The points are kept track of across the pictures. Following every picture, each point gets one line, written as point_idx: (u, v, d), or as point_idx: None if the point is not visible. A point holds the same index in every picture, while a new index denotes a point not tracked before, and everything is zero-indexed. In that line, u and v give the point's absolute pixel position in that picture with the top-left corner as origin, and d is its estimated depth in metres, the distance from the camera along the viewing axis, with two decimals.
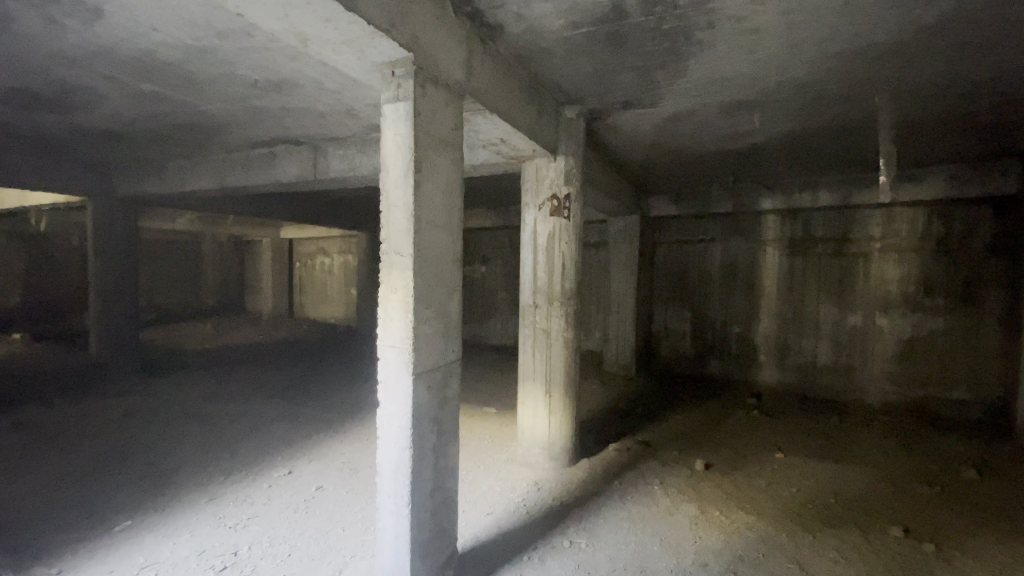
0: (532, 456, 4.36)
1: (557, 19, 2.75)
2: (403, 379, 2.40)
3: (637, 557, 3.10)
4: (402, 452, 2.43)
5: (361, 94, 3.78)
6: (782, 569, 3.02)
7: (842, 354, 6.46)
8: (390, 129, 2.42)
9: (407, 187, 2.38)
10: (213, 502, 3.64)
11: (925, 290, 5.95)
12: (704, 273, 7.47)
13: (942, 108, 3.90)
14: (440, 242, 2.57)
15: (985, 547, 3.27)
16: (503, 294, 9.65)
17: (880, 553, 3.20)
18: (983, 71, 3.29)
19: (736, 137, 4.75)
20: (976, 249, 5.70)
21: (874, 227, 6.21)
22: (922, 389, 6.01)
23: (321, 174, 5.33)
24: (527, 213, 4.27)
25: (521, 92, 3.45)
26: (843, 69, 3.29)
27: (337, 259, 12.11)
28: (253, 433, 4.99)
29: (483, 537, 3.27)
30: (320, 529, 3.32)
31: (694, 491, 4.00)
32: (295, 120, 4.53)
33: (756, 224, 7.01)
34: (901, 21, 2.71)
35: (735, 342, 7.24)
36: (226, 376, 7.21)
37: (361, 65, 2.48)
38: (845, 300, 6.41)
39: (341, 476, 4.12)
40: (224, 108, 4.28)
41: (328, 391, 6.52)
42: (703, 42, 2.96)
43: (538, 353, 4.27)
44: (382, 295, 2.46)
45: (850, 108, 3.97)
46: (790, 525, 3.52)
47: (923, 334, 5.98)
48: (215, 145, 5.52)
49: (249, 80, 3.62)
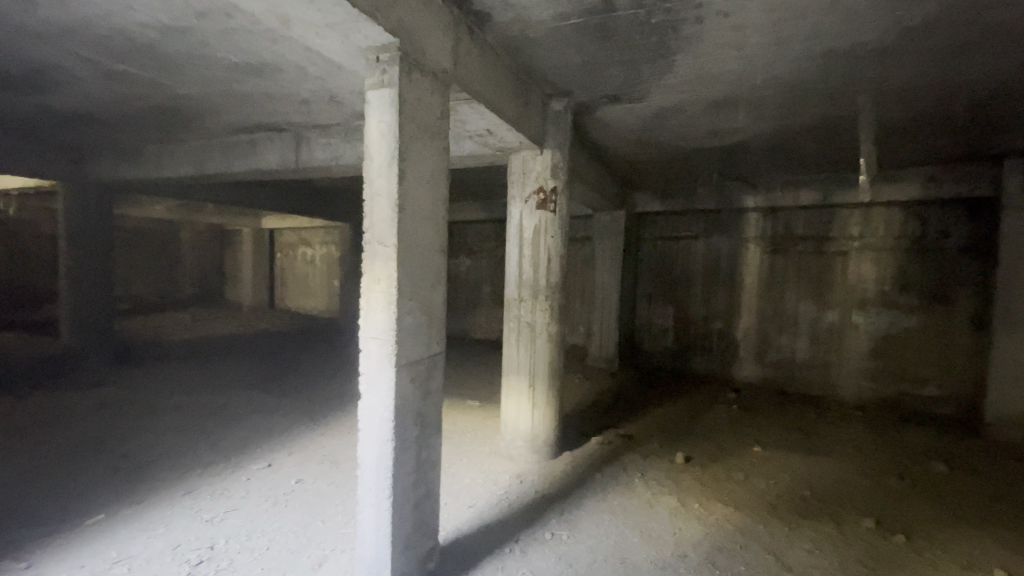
0: (514, 449, 4.37)
1: (546, 9, 2.72)
2: (385, 371, 2.37)
3: (618, 549, 3.13)
4: (384, 444, 2.40)
5: (346, 81, 3.71)
6: (759, 559, 3.08)
7: (820, 350, 6.60)
8: (374, 117, 2.37)
9: (391, 176, 2.34)
10: (190, 494, 3.58)
11: (900, 289, 6.10)
12: (687, 270, 7.55)
13: (922, 110, 3.97)
14: (425, 233, 2.54)
15: (954, 539, 3.37)
16: (488, 289, 9.64)
17: (854, 544, 3.29)
18: (963, 74, 3.35)
19: (722, 134, 4.78)
20: (950, 249, 5.85)
21: (853, 226, 6.34)
22: (896, 385, 6.16)
23: (303, 162, 5.24)
24: (513, 206, 4.25)
25: (508, 83, 3.42)
26: (827, 69, 3.33)
27: (319, 249, 11.94)
28: (230, 425, 4.90)
29: (465, 530, 3.26)
30: (300, 522, 3.28)
31: (674, 483, 4.06)
32: (277, 106, 4.43)
33: (739, 222, 7.10)
34: (884, 22, 2.74)
35: (716, 338, 7.34)
36: (204, 367, 7.07)
37: (345, 50, 2.42)
38: (824, 298, 6.54)
39: (322, 469, 4.07)
40: (203, 91, 4.16)
41: (309, 384, 6.43)
42: (691, 37, 2.96)
43: (522, 346, 4.26)
44: (365, 286, 2.42)
45: (833, 108, 4.02)
46: (767, 517, 3.59)
47: (897, 332, 6.13)
48: (194, 130, 5.38)
49: (230, 63, 3.53)
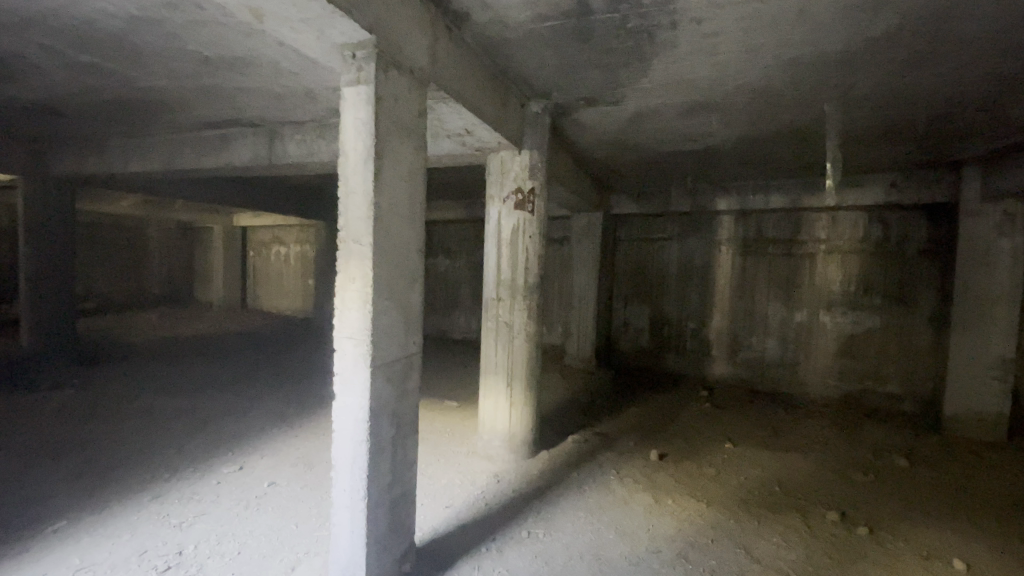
0: (492, 449, 4.37)
1: (524, 10, 2.74)
2: (359, 371, 2.35)
3: (593, 546, 3.16)
4: (358, 445, 2.38)
5: (321, 78, 3.66)
6: (729, 553, 3.16)
7: (789, 350, 6.79)
8: (350, 114, 2.35)
9: (367, 174, 2.32)
10: (157, 500, 3.47)
11: (864, 290, 6.33)
12: (662, 270, 7.68)
13: (885, 118, 4.13)
14: (401, 231, 2.52)
15: (914, 530, 3.52)
16: (467, 289, 9.62)
17: (820, 537, 3.40)
18: (922, 85, 3.49)
19: (695, 138, 4.88)
20: (911, 252, 6.10)
21: (821, 229, 6.54)
22: (860, 383, 6.39)
23: (277, 159, 5.14)
24: (491, 206, 4.26)
25: (486, 83, 3.42)
26: (795, 77, 3.44)
27: (293, 248, 11.71)
28: (200, 428, 4.76)
29: (442, 530, 3.26)
30: (273, 525, 3.22)
31: (648, 480, 4.12)
32: (249, 101, 4.33)
33: (712, 224, 7.25)
34: (850, 33, 2.84)
35: (690, 337, 7.48)
36: (173, 368, 6.87)
37: (321, 46, 2.39)
38: (792, 299, 6.74)
39: (295, 471, 4.00)
40: (173, 85, 4.05)
41: (283, 385, 6.31)
42: (666, 42, 3.02)
43: (500, 345, 4.27)
44: (339, 285, 2.39)
45: (801, 115, 4.15)
46: (738, 512, 3.68)
47: (862, 331, 6.36)
48: (162, 123, 5.22)
49: (201, 56, 3.44)
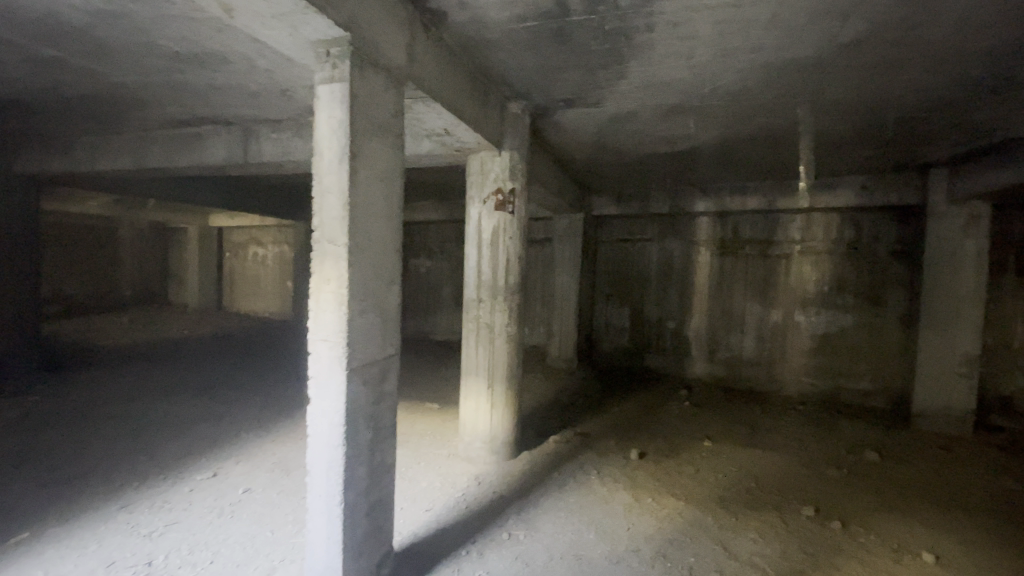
0: (473, 451, 4.35)
1: (502, 10, 2.73)
2: (335, 374, 2.31)
3: (573, 546, 3.17)
4: (334, 450, 2.34)
5: (297, 75, 3.60)
6: (708, 550, 3.19)
7: (765, 348, 6.91)
8: (324, 112, 2.31)
9: (342, 173, 2.28)
10: (126, 509, 3.35)
11: (837, 290, 6.49)
12: (642, 271, 7.74)
13: (857, 122, 4.23)
14: (378, 232, 2.49)
15: (885, 524, 3.60)
16: (448, 290, 9.57)
17: (795, 532, 3.46)
18: (891, 90, 3.59)
19: (673, 140, 4.94)
20: (882, 253, 6.27)
21: (795, 231, 6.68)
22: (834, 381, 6.55)
23: (252, 158, 5.04)
24: (471, 206, 4.24)
25: (465, 83, 3.40)
26: (769, 81, 3.51)
27: (271, 249, 11.50)
28: (172, 434, 4.63)
29: (421, 534, 3.22)
30: (247, 533, 3.14)
31: (628, 480, 4.14)
32: (222, 98, 4.23)
33: (690, 225, 7.35)
34: (821, 38, 2.90)
35: (669, 337, 7.56)
36: (146, 372, 6.68)
37: (294, 42, 2.34)
38: (768, 298, 6.86)
39: (271, 477, 3.91)
40: (142, 81, 3.94)
41: (259, 389, 6.17)
42: (643, 44, 3.04)
43: (481, 347, 4.25)
44: (314, 286, 2.35)
45: (776, 118, 4.23)
46: (716, 509, 3.73)
47: (835, 330, 6.52)
48: (132, 121, 5.07)
49: (171, 52, 3.35)
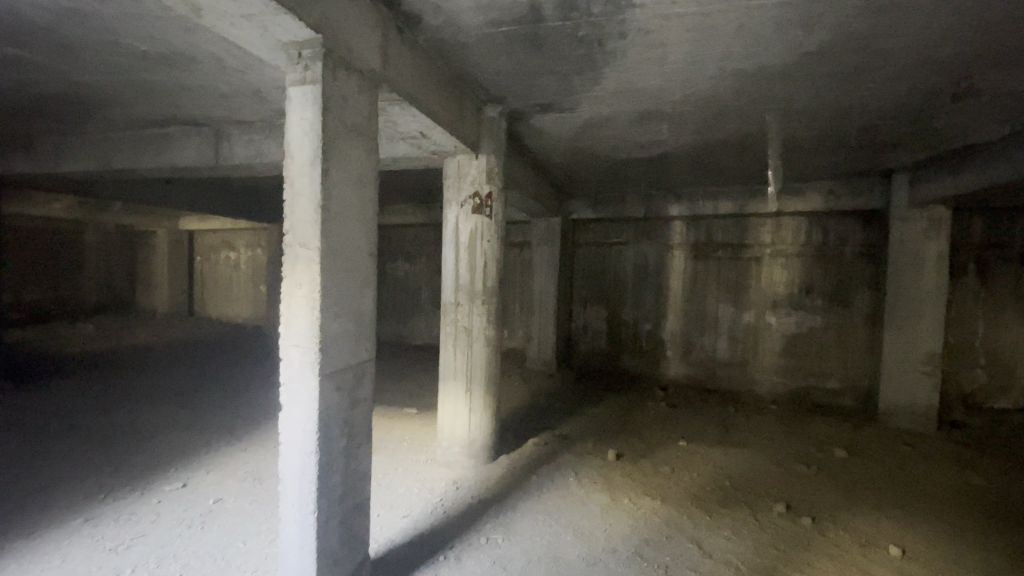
0: (451, 455, 4.32)
1: (476, 15, 2.75)
2: (307, 381, 2.27)
3: (551, 548, 3.17)
4: (307, 457, 2.30)
5: (269, 76, 3.55)
6: (683, 549, 3.23)
7: (738, 349, 7.06)
8: (296, 114, 2.28)
9: (314, 175, 2.25)
10: (90, 522, 3.23)
11: (806, 292, 6.67)
12: (619, 274, 7.83)
13: (822, 129, 4.37)
14: (352, 235, 2.46)
15: (853, 518, 3.71)
16: (427, 293, 9.51)
17: (767, 529, 3.53)
18: (855, 97, 3.71)
19: (647, 145, 5.02)
20: (848, 255, 6.48)
21: (766, 234, 6.86)
22: (805, 380, 6.73)
23: (223, 160, 4.94)
24: (448, 210, 4.23)
25: (441, 87, 3.40)
26: (739, 88, 3.60)
27: (244, 253, 11.26)
28: (140, 444, 4.48)
29: (399, 540, 3.18)
30: (218, 545, 3.06)
31: (605, 480, 4.18)
32: (191, 99, 4.13)
33: (665, 229, 7.47)
34: (787, 47, 3.00)
35: (646, 339, 7.65)
36: (112, 380, 6.46)
37: (264, 43, 2.31)
38: (741, 301, 7.01)
39: (243, 486, 3.82)
40: (109, 81, 3.83)
41: (231, 396, 6.02)
42: (616, 51, 3.09)
43: (458, 350, 4.23)
44: (286, 291, 2.32)
45: (746, 125, 4.34)
46: (690, 507, 3.79)
47: (805, 330, 6.70)
48: (97, 121, 4.92)
49: (139, 51, 3.27)
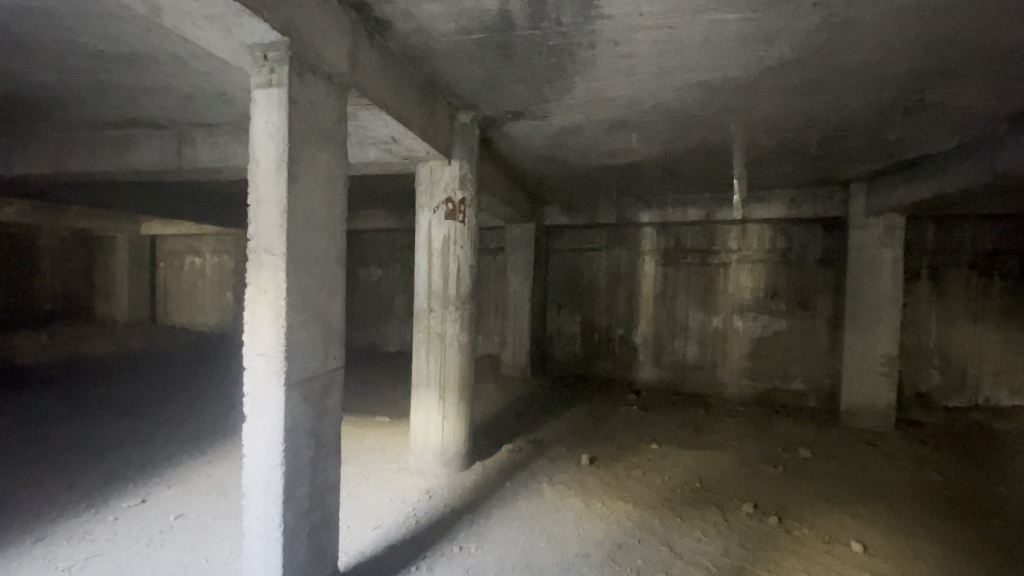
0: (424, 464, 4.27)
1: (447, 22, 2.75)
2: (272, 391, 2.21)
3: (524, 555, 3.17)
4: (272, 470, 2.23)
5: (235, 79, 3.47)
6: (655, 552, 3.27)
7: (708, 352, 7.22)
8: (261, 117, 2.24)
9: (279, 180, 2.21)
10: (42, 542, 3.07)
11: (772, 297, 6.88)
12: (592, 279, 7.91)
13: (784, 139, 4.52)
14: (320, 242, 2.42)
15: (818, 517, 3.82)
16: (400, 299, 9.41)
17: (735, 529, 3.60)
18: (816, 109, 3.86)
19: (618, 154, 5.10)
20: (810, 261, 6.72)
21: (733, 241, 7.05)
22: (771, 382, 6.91)
23: (186, 163, 4.79)
24: (421, 215, 4.20)
25: (412, 92, 3.38)
26: (706, 100, 3.71)
27: (210, 258, 10.92)
28: (94, 459, 4.27)
29: (369, 552, 3.12)
30: (179, 563, 2.94)
31: (579, 485, 4.20)
32: (152, 100, 4.00)
33: (636, 235, 7.59)
34: (749, 60, 3.10)
35: (618, 343, 7.75)
36: (65, 392, 6.15)
37: (228, 45, 2.26)
38: (710, 306, 7.17)
39: (207, 501, 3.68)
40: (63, 81, 3.68)
41: (195, 407, 5.81)
42: (586, 61, 3.14)
43: (431, 357, 4.19)
44: (250, 298, 2.26)
45: (712, 135, 4.46)
46: (662, 510, 3.84)
47: (770, 333, 6.90)
48: (50, 122, 4.71)
49: (95, 51, 3.15)
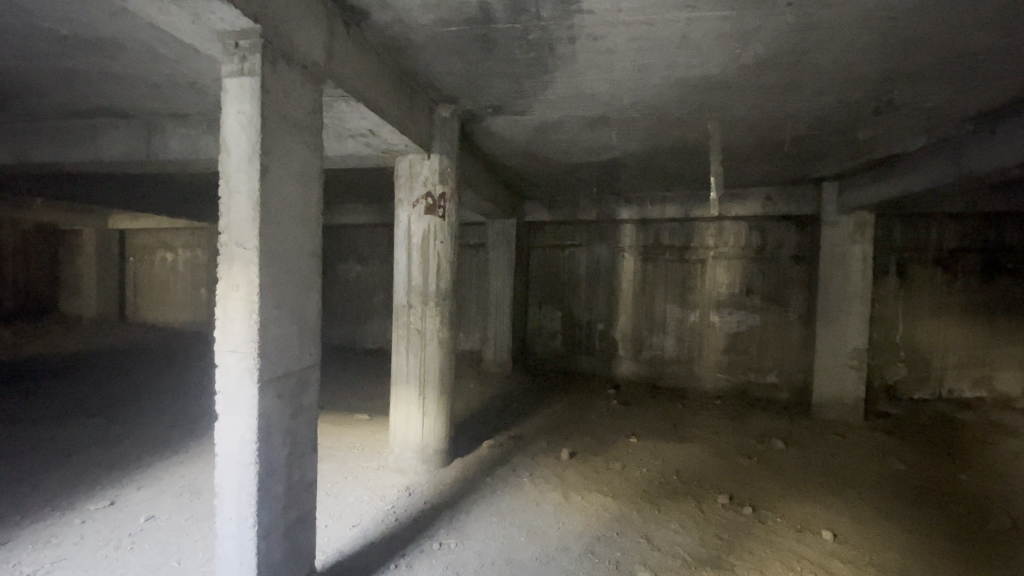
0: (403, 461, 4.23)
1: (426, 13, 2.71)
2: (245, 389, 2.17)
3: (504, 550, 3.17)
4: (245, 469, 2.19)
5: (206, 67, 3.37)
6: (634, 544, 3.31)
7: (685, 347, 7.33)
8: (232, 106, 2.17)
9: (252, 172, 2.15)
10: (2, 547, 2.94)
11: (747, 292, 7.01)
12: (572, 275, 7.94)
13: (761, 138, 4.60)
14: (294, 235, 2.37)
15: (791, 507, 3.91)
16: (380, 295, 9.30)
17: (712, 520, 3.67)
18: (791, 108, 3.92)
19: (599, 150, 5.12)
20: (785, 257, 6.86)
21: (710, 238, 7.16)
22: (747, 376, 7.05)
23: (156, 154, 4.64)
24: (400, 209, 4.15)
25: (390, 84, 3.33)
26: (684, 97, 3.75)
27: (182, 253, 10.62)
28: (58, 460, 4.11)
29: (347, 551, 3.08)
30: (149, 566, 2.86)
31: (559, 479, 4.23)
32: (120, 88, 3.86)
33: (615, 231, 7.65)
34: (726, 59, 3.14)
35: (598, 338, 7.80)
36: (26, 392, 5.90)
37: (198, 31, 2.18)
38: (688, 301, 7.28)
39: (179, 502, 3.59)
40: (22, 66, 3.51)
41: (167, 406, 5.65)
42: (566, 56, 3.14)
43: (411, 353, 4.16)
44: (222, 292, 2.20)
45: (691, 132, 4.51)
46: (640, 502, 3.88)
47: (745, 328, 7.04)
48: (9, 110, 4.51)
49: (56, 35, 3.02)
